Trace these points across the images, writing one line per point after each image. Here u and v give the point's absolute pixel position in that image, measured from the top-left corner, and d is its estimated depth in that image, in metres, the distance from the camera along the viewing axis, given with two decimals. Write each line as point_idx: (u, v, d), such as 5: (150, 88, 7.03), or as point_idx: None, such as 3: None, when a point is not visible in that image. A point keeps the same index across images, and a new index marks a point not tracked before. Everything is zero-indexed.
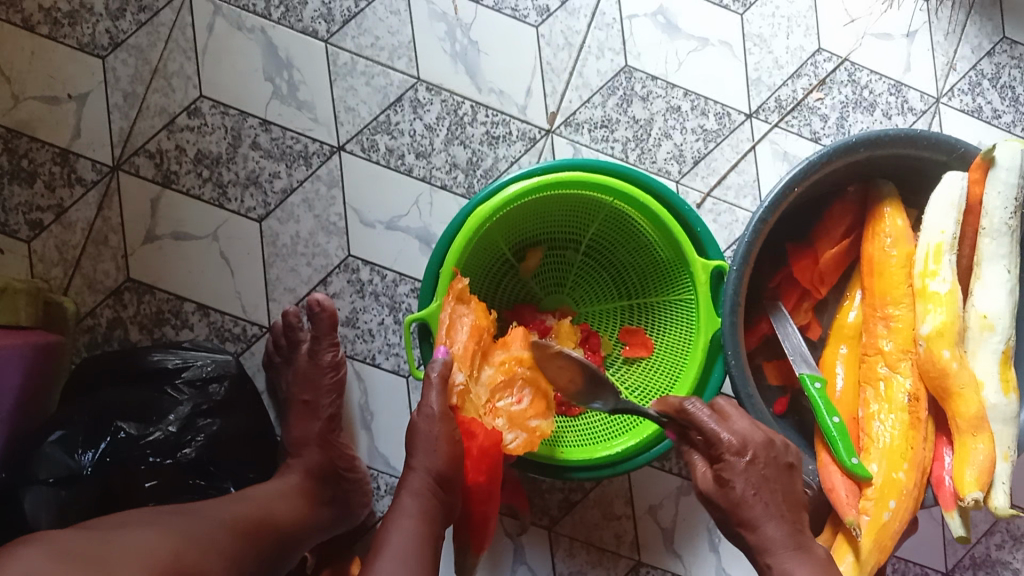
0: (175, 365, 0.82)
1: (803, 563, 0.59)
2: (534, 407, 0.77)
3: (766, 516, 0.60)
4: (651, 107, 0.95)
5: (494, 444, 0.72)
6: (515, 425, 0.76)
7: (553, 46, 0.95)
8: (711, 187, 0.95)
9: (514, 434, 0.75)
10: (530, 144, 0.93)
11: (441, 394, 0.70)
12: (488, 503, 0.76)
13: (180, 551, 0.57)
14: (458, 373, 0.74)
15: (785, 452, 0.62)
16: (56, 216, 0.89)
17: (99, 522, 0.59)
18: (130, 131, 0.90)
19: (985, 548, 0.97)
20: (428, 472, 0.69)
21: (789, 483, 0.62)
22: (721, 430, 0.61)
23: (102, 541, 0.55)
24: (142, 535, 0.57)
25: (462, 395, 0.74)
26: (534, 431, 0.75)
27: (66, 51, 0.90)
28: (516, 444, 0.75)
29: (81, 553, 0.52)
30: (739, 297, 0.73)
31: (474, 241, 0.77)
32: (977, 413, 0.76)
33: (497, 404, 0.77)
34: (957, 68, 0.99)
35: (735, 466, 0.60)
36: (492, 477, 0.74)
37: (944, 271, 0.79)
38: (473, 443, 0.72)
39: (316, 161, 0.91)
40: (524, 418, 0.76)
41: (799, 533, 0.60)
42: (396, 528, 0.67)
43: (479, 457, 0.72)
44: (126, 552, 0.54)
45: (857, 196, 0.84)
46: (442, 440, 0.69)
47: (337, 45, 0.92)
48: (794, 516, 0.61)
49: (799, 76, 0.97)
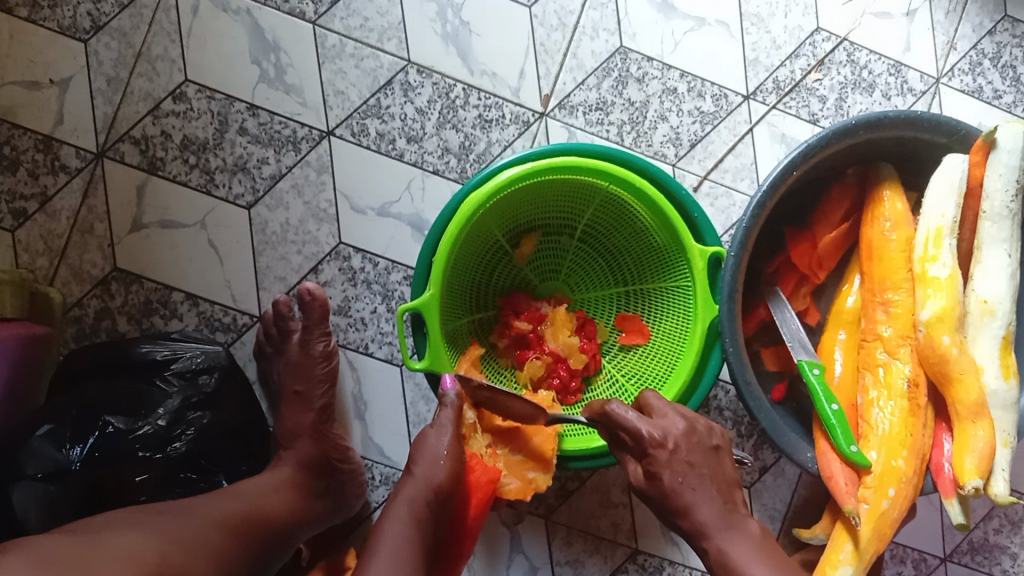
0: (164, 356, 0.80)
1: (744, 544, 0.62)
2: (534, 459, 0.79)
3: (698, 500, 0.64)
4: (647, 88, 0.93)
5: (488, 481, 0.76)
6: (513, 470, 0.79)
7: (546, 27, 0.93)
8: (709, 170, 0.93)
9: (511, 479, 0.79)
10: (524, 128, 0.92)
11: (455, 411, 0.74)
12: (471, 535, 0.78)
13: (168, 553, 0.56)
14: (468, 411, 0.78)
15: (709, 438, 0.68)
16: (40, 205, 0.87)
17: (83, 524, 0.58)
18: (114, 117, 0.88)
19: (982, 532, 0.97)
20: (428, 484, 0.70)
21: (717, 466, 0.67)
22: (641, 427, 0.66)
23: (86, 544, 0.53)
24: (129, 538, 0.56)
25: (470, 430, 0.78)
26: (528, 483, 0.78)
27: (47, 34, 0.87)
28: (511, 487, 0.79)
29: (65, 558, 0.51)
30: (737, 284, 0.73)
31: (468, 229, 0.76)
32: (977, 399, 0.76)
33: (497, 449, 0.80)
34: (958, 48, 0.97)
35: (659, 457, 0.65)
36: (481, 515, 0.77)
37: (944, 255, 0.78)
38: (471, 477, 0.76)
39: (306, 147, 0.89)
40: (524, 467, 0.79)
41: (731, 514, 0.64)
42: (389, 532, 0.66)
43: (475, 492, 0.76)
44: (112, 555, 0.53)
45: (856, 178, 0.84)
46: (447, 454, 0.71)
47: (325, 26, 0.90)
48: (726, 499, 0.65)
49: (797, 56, 0.95)
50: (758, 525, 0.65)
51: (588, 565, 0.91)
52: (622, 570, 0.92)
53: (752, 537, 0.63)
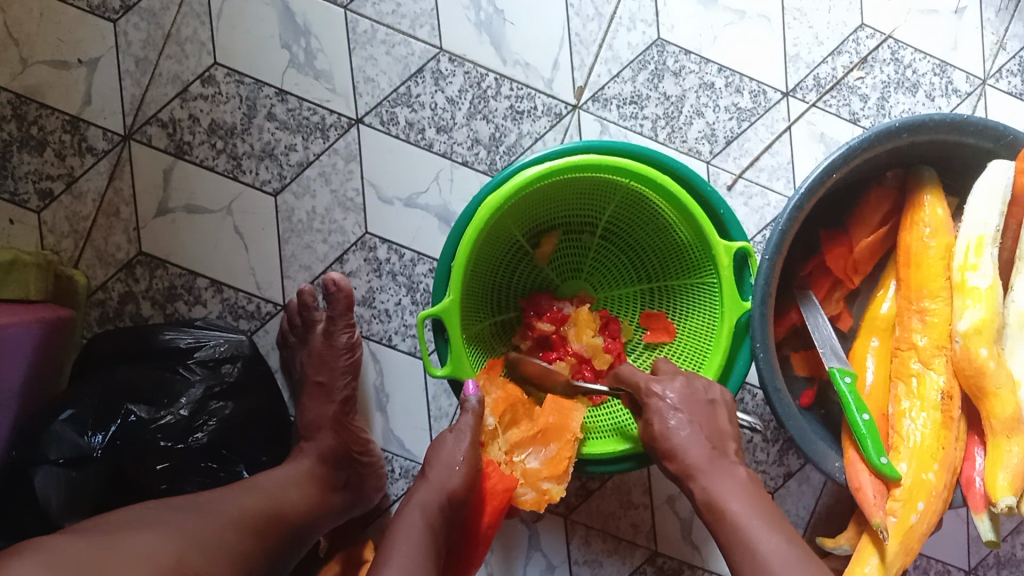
0: (187, 344, 0.80)
1: (725, 485, 0.65)
2: (549, 468, 0.76)
3: (684, 444, 0.66)
4: (683, 83, 0.91)
5: (504, 488, 0.74)
6: (528, 481, 0.76)
7: (582, 17, 0.90)
8: (743, 168, 0.91)
9: (527, 489, 0.76)
10: (556, 120, 0.90)
11: (476, 418, 0.72)
12: (483, 542, 0.77)
13: (184, 557, 0.56)
14: (488, 417, 0.77)
15: (709, 391, 0.69)
16: (66, 185, 0.86)
17: (98, 523, 0.57)
18: (142, 99, 0.87)
19: (1009, 546, 0.95)
20: (441, 488, 0.69)
21: (712, 416, 0.68)
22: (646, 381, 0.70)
23: (100, 545, 0.53)
24: (145, 539, 0.55)
25: (490, 436, 0.77)
26: (542, 494, 0.75)
27: (76, 13, 0.86)
28: (526, 498, 0.75)
29: (78, 561, 0.50)
30: (770, 287, 0.71)
31: (487, 230, 0.75)
32: (1012, 414, 0.74)
33: (515, 458, 0.78)
34: (1007, 48, 0.94)
35: (652, 405, 0.68)
36: (495, 522, 0.76)
37: (985, 264, 0.76)
38: (487, 484, 0.75)
39: (334, 134, 0.88)
40: (539, 477, 0.76)
41: (718, 458, 0.67)
42: (403, 538, 0.66)
43: (490, 500, 0.74)
44: (127, 558, 0.52)
45: (896, 181, 0.81)
46: (463, 460, 0.71)
47: (356, 12, 0.88)
48: (716, 446, 0.67)
49: (840, 53, 0.92)
50: (746, 471, 0.67)
51: (606, 566, 0.91)
52: (640, 571, 0.91)
53: (733, 474, 0.66)
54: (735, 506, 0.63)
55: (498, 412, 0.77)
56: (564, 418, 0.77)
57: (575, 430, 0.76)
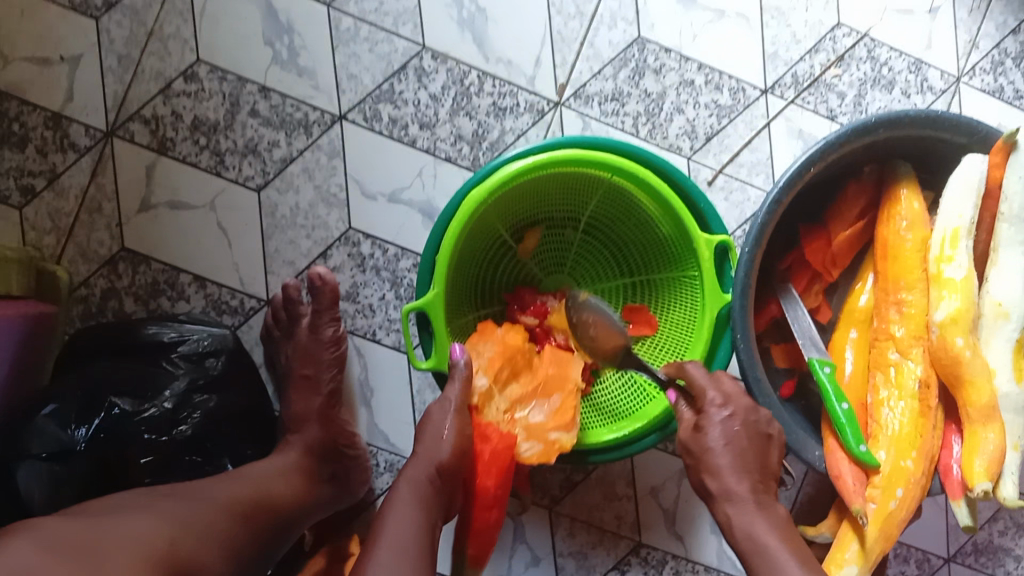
0: (171, 339, 0.79)
1: (762, 517, 0.66)
2: (555, 419, 0.76)
3: (729, 468, 0.67)
4: (663, 80, 0.92)
5: (506, 447, 0.75)
6: (532, 436, 0.75)
7: (564, 15, 0.91)
8: (724, 164, 0.92)
9: (532, 444, 0.75)
10: (538, 117, 0.91)
11: (462, 386, 0.73)
12: (495, 507, 0.76)
13: (175, 540, 0.56)
14: (480, 377, 0.77)
15: (770, 428, 0.69)
16: (48, 182, 0.86)
17: (90, 507, 0.57)
18: (125, 96, 0.87)
19: (987, 534, 0.97)
20: (430, 460, 0.71)
21: (767, 452, 0.69)
22: (707, 385, 0.69)
23: (93, 527, 0.53)
24: (137, 522, 0.55)
25: (483, 398, 0.77)
26: (551, 444, 0.75)
27: (58, 10, 0.87)
28: (531, 453, 0.75)
29: (71, 541, 0.50)
30: (750, 277, 0.72)
31: (470, 225, 0.75)
32: (988, 402, 0.75)
33: (516, 415, 0.78)
34: (980, 47, 0.95)
35: (711, 416, 0.68)
36: (504, 483, 0.76)
37: (960, 256, 0.77)
38: (488, 446, 0.75)
39: (317, 130, 0.89)
40: (544, 430, 0.75)
41: (761, 497, 0.67)
42: (393, 515, 0.67)
43: (495, 460, 0.75)
44: (120, 539, 0.52)
45: (873, 175, 0.83)
46: (450, 429, 0.72)
47: (339, 9, 0.89)
48: (760, 480, 0.68)
49: (817, 51, 0.94)
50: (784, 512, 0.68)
51: (591, 557, 0.91)
52: (626, 563, 0.91)
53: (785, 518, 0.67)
54: (775, 541, 0.64)
55: (493, 370, 0.77)
56: (563, 368, 0.79)
57: (575, 379, 0.78)
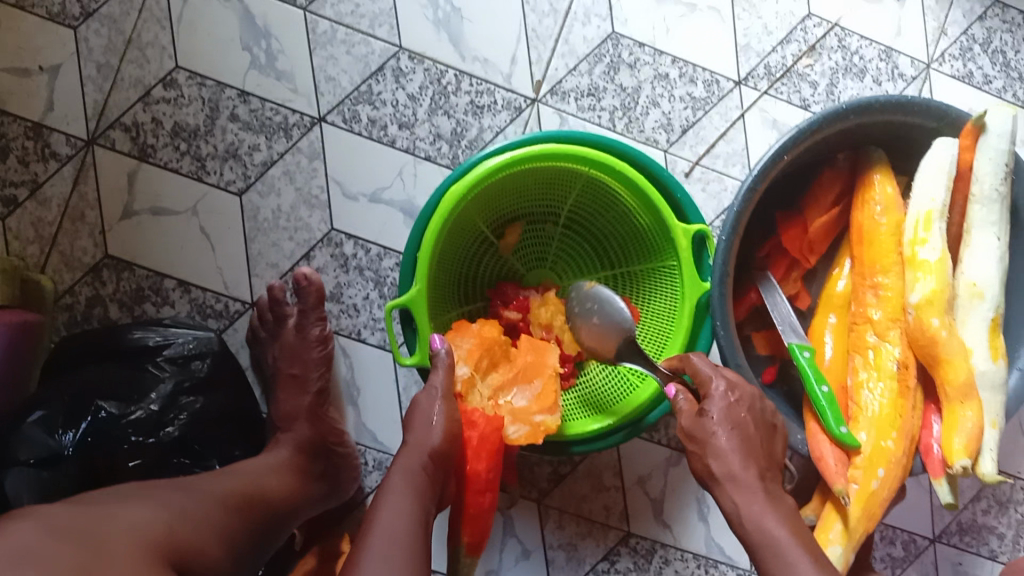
0: (156, 342, 0.80)
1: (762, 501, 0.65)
2: (539, 402, 0.78)
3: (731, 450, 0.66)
4: (638, 74, 0.93)
5: (493, 429, 0.75)
6: (519, 419, 0.77)
7: (538, 13, 0.92)
8: (700, 156, 0.93)
9: (518, 426, 0.76)
10: (515, 114, 0.92)
11: (446, 373, 0.74)
12: (490, 490, 0.77)
13: (174, 526, 0.57)
14: (460, 367, 0.77)
15: (768, 418, 0.70)
16: (30, 192, 0.87)
17: (90, 495, 0.58)
18: (104, 104, 0.88)
19: (970, 513, 0.98)
20: (422, 449, 0.71)
21: (766, 443, 0.69)
22: (713, 374, 0.68)
23: (94, 512, 0.54)
24: (137, 509, 0.56)
25: (466, 386, 0.78)
26: (537, 425, 0.76)
27: (35, 21, 0.87)
28: (518, 435, 0.76)
29: (74, 524, 0.51)
30: (728, 266, 0.73)
31: (449, 223, 0.76)
32: (966, 380, 0.77)
33: (500, 401, 0.79)
34: (948, 33, 0.97)
35: (716, 401, 0.67)
36: (494, 466, 0.76)
37: (934, 238, 0.79)
38: (476, 431, 0.75)
39: (297, 134, 0.89)
40: (528, 413, 0.77)
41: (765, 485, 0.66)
42: (387, 502, 0.67)
43: (484, 443, 0.75)
44: (123, 525, 0.53)
45: (846, 163, 0.84)
46: (438, 415, 0.72)
47: (316, 13, 0.90)
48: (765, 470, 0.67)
49: (788, 42, 0.95)
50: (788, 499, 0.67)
51: (581, 548, 0.92)
52: (616, 553, 0.92)
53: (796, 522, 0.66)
54: (779, 527, 0.63)
55: (473, 359, 0.78)
56: (541, 354, 0.80)
57: (553, 364, 0.80)
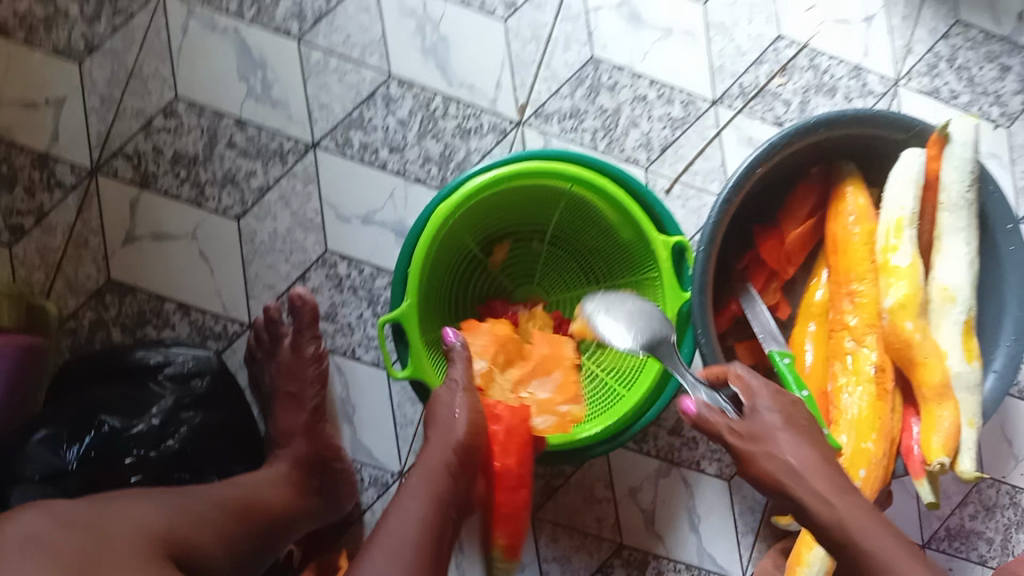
0: (157, 361, 0.83)
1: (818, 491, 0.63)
2: (561, 394, 0.85)
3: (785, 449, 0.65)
4: (618, 96, 0.97)
5: (521, 420, 0.79)
6: (544, 410, 0.84)
7: (520, 39, 0.97)
8: (679, 173, 0.97)
9: (546, 416, 0.83)
10: (501, 136, 0.95)
11: (465, 366, 0.77)
12: (524, 485, 0.79)
13: (174, 524, 0.60)
14: (478, 362, 0.82)
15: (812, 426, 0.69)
16: (36, 220, 0.91)
17: (95, 495, 0.61)
18: (107, 134, 0.92)
19: (958, 518, 0.99)
20: (446, 444, 0.72)
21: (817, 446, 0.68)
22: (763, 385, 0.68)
23: (97, 510, 0.57)
24: (139, 506, 0.60)
25: (485, 380, 0.83)
26: (563, 415, 0.83)
27: (42, 57, 0.92)
28: (547, 424, 0.82)
29: (77, 519, 0.55)
30: (707, 275, 0.76)
31: (437, 241, 0.80)
32: (941, 381, 0.79)
33: (522, 394, 0.85)
34: (914, 51, 1.01)
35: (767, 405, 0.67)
36: (524, 461, 0.78)
37: (905, 245, 0.81)
38: (505, 422, 0.79)
39: (292, 159, 0.93)
40: (552, 403, 0.84)
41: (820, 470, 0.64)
42: (397, 512, 0.65)
43: (514, 435, 0.78)
44: (126, 522, 0.57)
45: (820, 176, 0.87)
46: (461, 409, 0.73)
47: (309, 44, 0.94)
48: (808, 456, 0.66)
49: (761, 63, 0.99)
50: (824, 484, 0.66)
51: (575, 561, 0.94)
52: (609, 565, 0.94)
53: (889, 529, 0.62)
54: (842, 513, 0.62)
55: (490, 353, 0.84)
56: (556, 347, 0.86)
57: (568, 355, 0.87)
